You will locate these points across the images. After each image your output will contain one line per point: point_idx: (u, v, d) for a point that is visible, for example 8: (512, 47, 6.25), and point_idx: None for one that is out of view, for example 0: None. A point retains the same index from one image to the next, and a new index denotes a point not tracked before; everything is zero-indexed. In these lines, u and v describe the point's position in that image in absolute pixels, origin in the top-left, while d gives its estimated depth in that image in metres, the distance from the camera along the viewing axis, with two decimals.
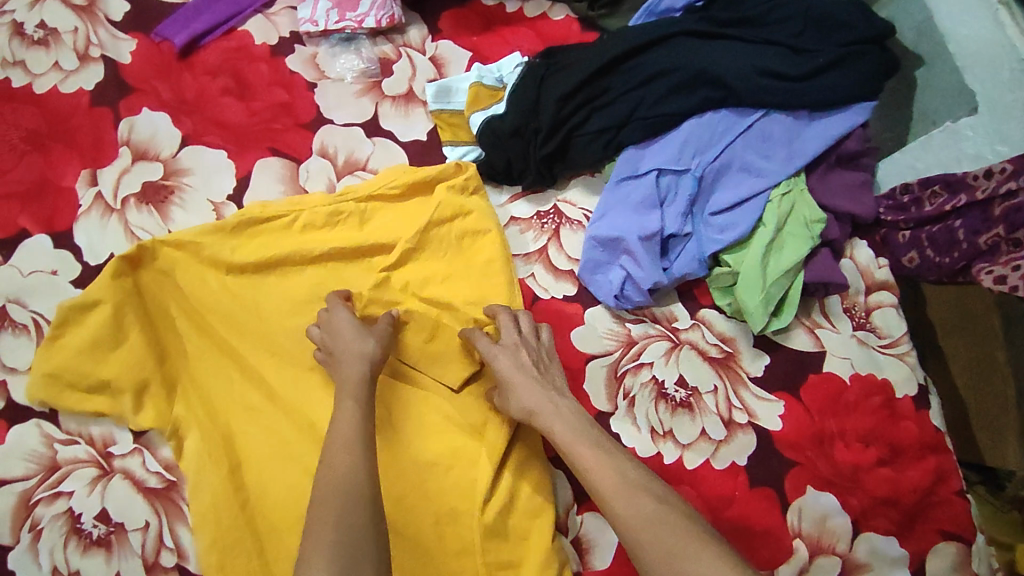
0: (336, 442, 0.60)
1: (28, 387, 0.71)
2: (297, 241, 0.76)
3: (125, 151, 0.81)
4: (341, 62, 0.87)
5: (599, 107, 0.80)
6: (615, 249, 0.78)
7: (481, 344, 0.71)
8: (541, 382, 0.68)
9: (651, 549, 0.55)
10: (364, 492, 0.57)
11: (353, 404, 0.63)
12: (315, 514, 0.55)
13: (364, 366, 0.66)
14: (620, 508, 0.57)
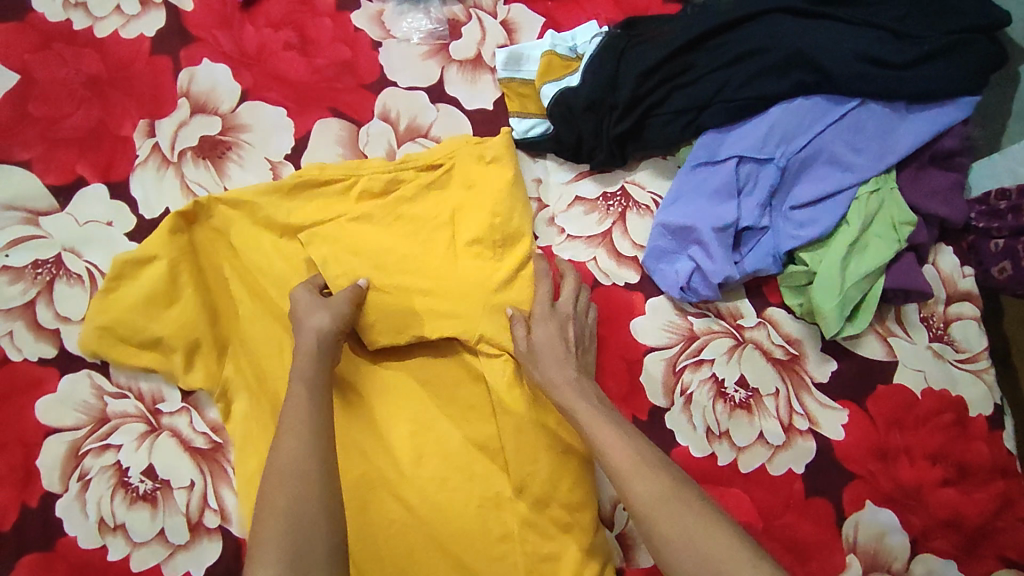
0: (284, 424, 0.59)
1: (81, 337, 0.70)
2: (348, 209, 0.74)
3: (184, 102, 0.79)
4: (408, 22, 0.83)
5: (681, 85, 0.74)
6: (684, 238, 0.74)
7: (539, 299, 0.71)
8: (571, 361, 0.67)
9: (665, 526, 0.53)
10: (311, 477, 0.56)
11: (299, 384, 0.62)
12: (283, 488, 0.55)
13: (314, 338, 0.64)
14: (635, 485, 0.55)
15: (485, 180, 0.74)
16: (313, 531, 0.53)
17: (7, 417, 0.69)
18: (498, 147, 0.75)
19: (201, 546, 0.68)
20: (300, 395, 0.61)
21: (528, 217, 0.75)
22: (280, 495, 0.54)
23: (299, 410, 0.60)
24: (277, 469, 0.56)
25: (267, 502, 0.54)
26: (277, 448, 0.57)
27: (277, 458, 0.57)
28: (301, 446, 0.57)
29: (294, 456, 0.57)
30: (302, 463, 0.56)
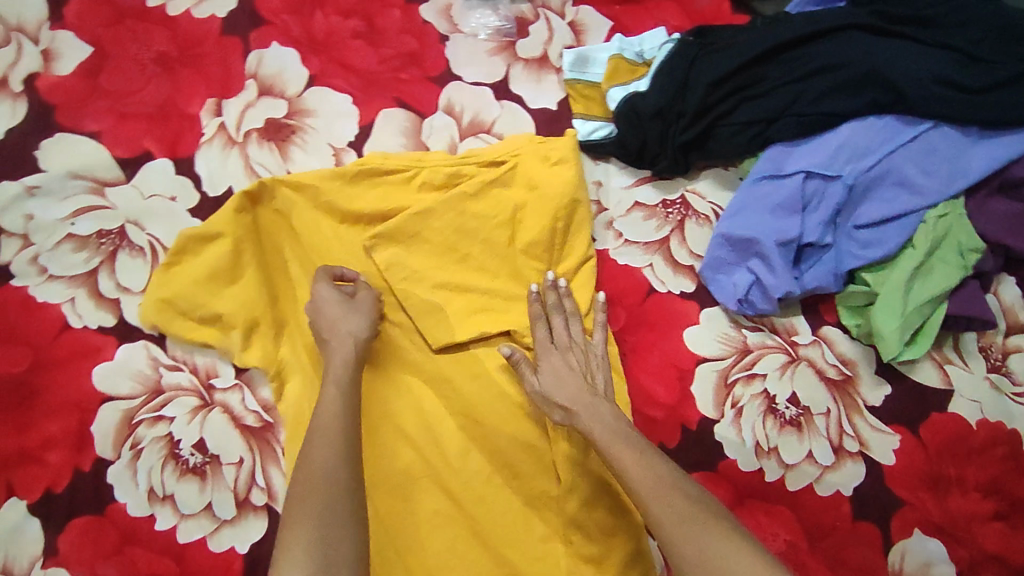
0: (315, 430, 0.59)
1: (141, 309, 0.71)
2: (410, 200, 0.75)
3: (252, 84, 0.80)
4: (477, 17, 0.83)
5: (751, 96, 0.74)
6: (744, 251, 0.73)
7: (539, 341, 0.69)
8: (580, 390, 0.64)
9: (685, 548, 0.52)
10: (340, 488, 0.55)
11: (333, 389, 0.63)
12: (311, 495, 0.54)
13: (350, 348, 0.66)
14: (654, 509, 0.54)
15: (549, 181, 0.74)
16: (343, 544, 0.53)
17: (66, 382, 0.72)
18: (563, 148, 0.75)
19: (247, 523, 0.69)
20: (334, 397, 0.62)
21: (589, 221, 0.75)
22: (312, 504, 0.54)
23: (331, 413, 0.60)
24: (308, 471, 0.56)
25: (295, 510, 0.54)
26: (307, 455, 0.57)
27: (308, 460, 0.57)
28: (332, 451, 0.57)
29: (326, 465, 0.56)
30: (332, 475, 0.56)
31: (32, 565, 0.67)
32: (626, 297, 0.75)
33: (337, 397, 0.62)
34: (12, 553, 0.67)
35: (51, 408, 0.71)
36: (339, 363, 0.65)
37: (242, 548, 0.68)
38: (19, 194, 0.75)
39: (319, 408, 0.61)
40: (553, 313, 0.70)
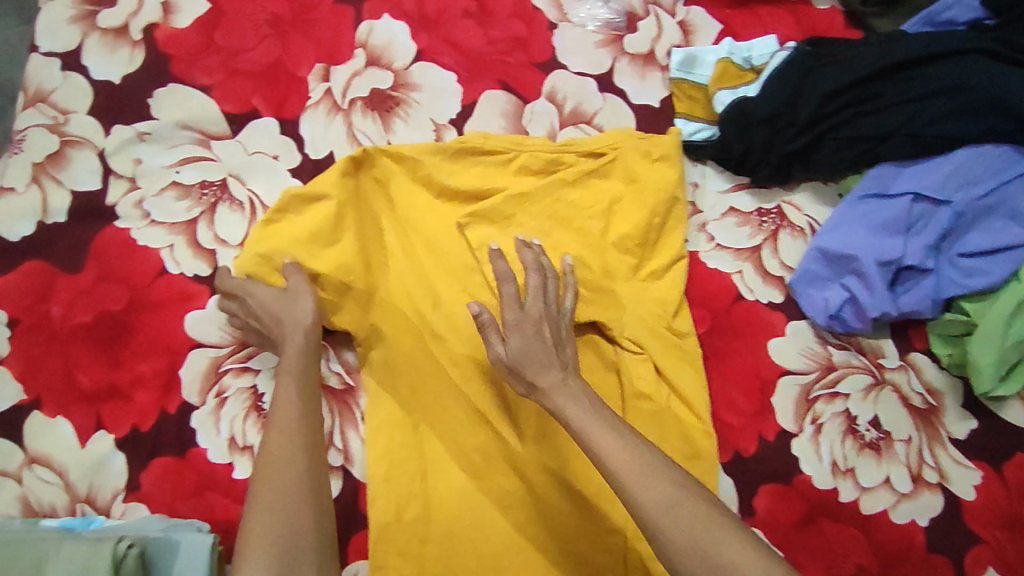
0: (273, 421, 0.64)
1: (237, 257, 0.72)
2: (505, 182, 0.76)
3: (361, 53, 0.80)
4: (587, 8, 0.83)
5: (864, 112, 0.73)
6: (841, 267, 0.73)
7: (507, 302, 0.62)
8: (552, 360, 0.59)
9: (676, 536, 0.49)
10: (298, 481, 0.61)
11: (287, 378, 0.66)
12: (264, 488, 0.59)
13: (300, 333, 0.68)
14: (639, 495, 0.50)
15: (648, 176, 0.74)
16: (301, 534, 0.58)
17: (159, 326, 0.75)
18: (667, 146, 0.75)
19: None
20: (292, 394, 0.65)
21: (684, 222, 0.75)
22: (267, 497, 0.59)
23: (288, 413, 0.64)
24: (272, 475, 0.60)
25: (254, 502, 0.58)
26: (265, 448, 0.62)
27: (269, 463, 0.61)
28: (290, 457, 0.62)
29: (282, 457, 0.61)
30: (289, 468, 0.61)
31: (115, 497, 0.71)
32: (714, 300, 0.75)
33: (293, 393, 0.66)
34: (96, 483, 0.71)
35: (143, 350, 0.74)
36: (294, 347, 0.68)
37: None
38: (131, 138, 0.78)
39: (278, 407, 0.65)
40: (530, 271, 0.64)
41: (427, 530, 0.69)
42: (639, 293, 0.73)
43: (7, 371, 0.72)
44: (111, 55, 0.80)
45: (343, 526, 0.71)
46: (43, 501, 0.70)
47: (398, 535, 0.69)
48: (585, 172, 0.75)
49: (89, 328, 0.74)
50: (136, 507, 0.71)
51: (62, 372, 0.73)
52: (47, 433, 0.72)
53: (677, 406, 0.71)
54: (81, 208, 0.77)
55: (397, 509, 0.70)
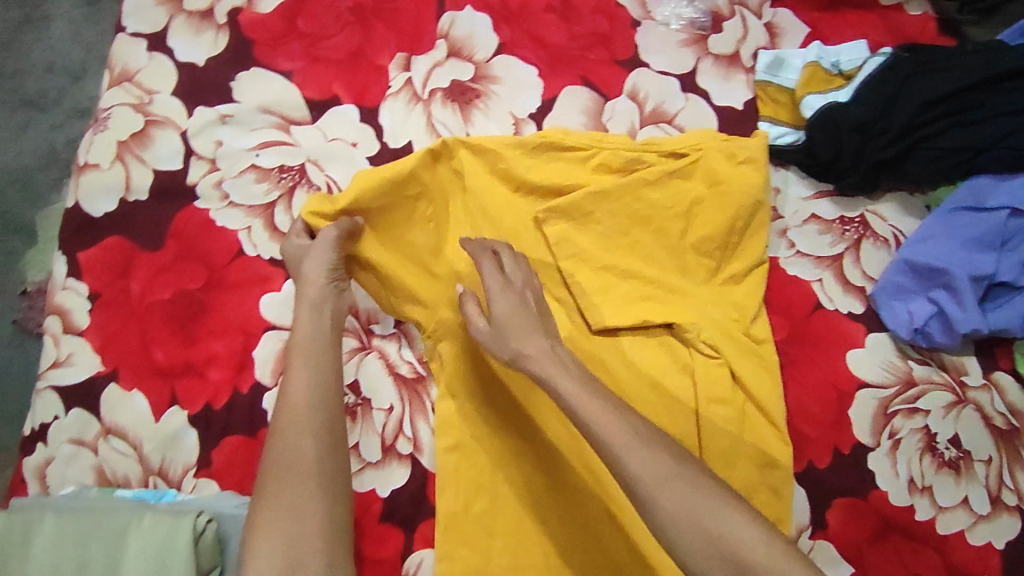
0: (282, 407, 0.62)
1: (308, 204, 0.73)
2: (585, 179, 0.75)
3: (442, 44, 0.80)
4: (671, 7, 0.82)
5: (962, 122, 0.72)
6: (929, 280, 0.72)
7: (488, 276, 0.65)
8: (530, 329, 0.62)
9: (673, 506, 0.50)
10: (307, 476, 0.59)
11: (298, 358, 0.64)
12: (271, 486, 0.58)
13: (310, 309, 0.67)
14: (632, 464, 0.52)
15: (734, 179, 0.73)
16: (311, 537, 0.57)
17: (233, 306, 0.75)
18: (753, 149, 0.74)
19: (390, 468, 0.72)
20: (303, 380, 0.63)
21: (767, 226, 0.74)
22: (273, 497, 0.58)
23: (298, 404, 0.62)
24: (279, 472, 0.59)
25: (261, 499, 0.58)
26: (274, 440, 0.61)
27: (277, 459, 0.60)
28: (295, 454, 0.60)
29: (291, 453, 0.60)
30: (298, 463, 0.59)
31: (186, 473, 0.71)
32: (793, 307, 0.74)
33: (304, 381, 0.63)
34: (169, 458, 0.72)
35: (217, 329, 0.75)
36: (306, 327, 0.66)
37: (382, 492, 0.71)
38: (214, 120, 0.79)
39: (286, 397, 0.62)
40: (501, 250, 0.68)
41: (494, 523, 0.69)
42: (716, 297, 0.72)
43: (86, 342, 0.74)
44: (196, 37, 0.81)
45: (410, 517, 0.71)
46: (117, 472, 0.71)
47: (467, 526, 0.69)
48: (666, 173, 0.73)
49: (167, 305, 0.75)
50: (206, 484, 0.71)
51: (138, 348, 0.74)
52: (122, 406, 0.73)
53: (751, 412, 0.70)
54: (162, 187, 0.77)
55: (466, 501, 0.70)
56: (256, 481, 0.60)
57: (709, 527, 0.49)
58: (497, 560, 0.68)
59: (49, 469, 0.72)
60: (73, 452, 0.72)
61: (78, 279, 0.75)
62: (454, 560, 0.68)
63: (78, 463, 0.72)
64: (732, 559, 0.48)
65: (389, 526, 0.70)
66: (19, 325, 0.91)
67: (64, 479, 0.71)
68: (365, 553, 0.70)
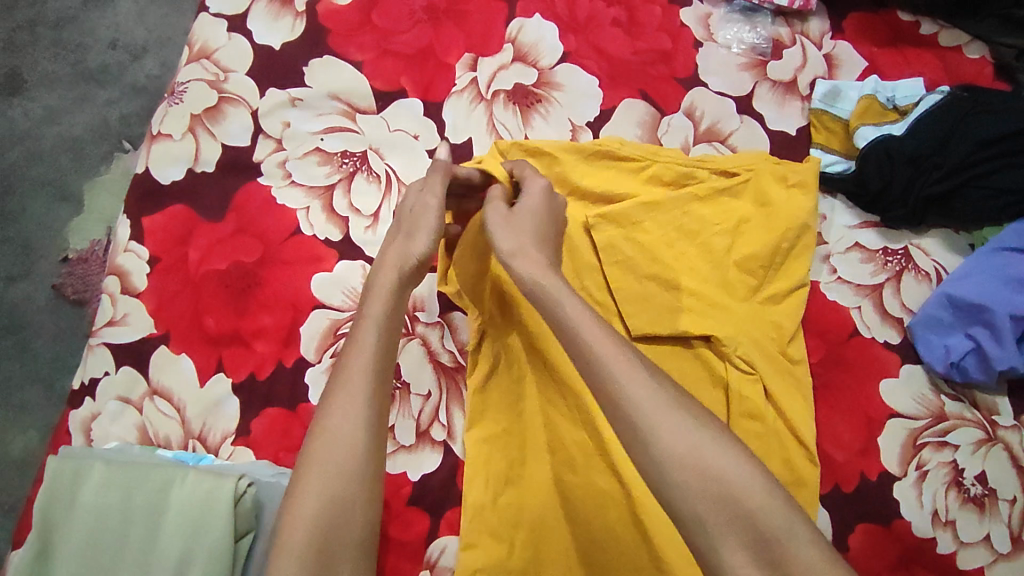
0: (341, 384, 0.59)
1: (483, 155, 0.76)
2: (637, 189, 0.76)
3: (509, 48, 0.83)
4: (734, 31, 0.85)
5: (1015, 164, 0.76)
6: (968, 316, 0.73)
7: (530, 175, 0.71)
8: (542, 240, 0.66)
9: (670, 439, 0.49)
10: (357, 465, 0.56)
11: (370, 331, 0.62)
12: (319, 463, 0.56)
13: (397, 263, 0.67)
14: (631, 390, 0.51)
15: (783, 203, 0.75)
16: (348, 534, 0.54)
17: (286, 281, 0.77)
18: (804, 173, 0.76)
19: (422, 453, 0.72)
20: (368, 344, 0.61)
21: (812, 250, 0.76)
22: (319, 480, 0.55)
23: (359, 366, 0.60)
24: (331, 434, 0.57)
25: (304, 479, 0.55)
26: (328, 417, 0.58)
27: (332, 418, 0.58)
28: (352, 417, 0.58)
29: (346, 435, 0.57)
30: (352, 447, 0.57)
31: (224, 440, 0.73)
32: (830, 332, 0.75)
33: (368, 347, 0.61)
34: (209, 424, 0.73)
35: (269, 302, 0.76)
36: (382, 305, 0.64)
37: (413, 476, 0.72)
38: (284, 102, 0.82)
39: (349, 358, 0.61)
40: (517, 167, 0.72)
41: (519, 516, 0.69)
42: (756, 314, 0.73)
43: (142, 305, 0.76)
44: (274, 23, 0.84)
45: (438, 503, 0.71)
46: (158, 433, 0.73)
47: (491, 517, 0.69)
48: (715, 190, 0.76)
49: (221, 275, 0.77)
50: (243, 452, 0.72)
51: (190, 313, 0.76)
52: (170, 368, 0.74)
53: (782, 431, 0.70)
54: (229, 161, 0.80)
55: (493, 493, 0.70)
56: (300, 458, 0.57)
57: (700, 461, 0.48)
58: (519, 554, 0.68)
59: (94, 424, 0.73)
60: (118, 409, 0.73)
61: (140, 244, 0.77)
62: (477, 550, 0.69)
63: (122, 421, 0.73)
64: (727, 501, 0.46)
65: (415, 510, 0.71)
66: (55, 290, 0.95)
67: (107, 435, 0.73)
68: (391, 534, 0.70)
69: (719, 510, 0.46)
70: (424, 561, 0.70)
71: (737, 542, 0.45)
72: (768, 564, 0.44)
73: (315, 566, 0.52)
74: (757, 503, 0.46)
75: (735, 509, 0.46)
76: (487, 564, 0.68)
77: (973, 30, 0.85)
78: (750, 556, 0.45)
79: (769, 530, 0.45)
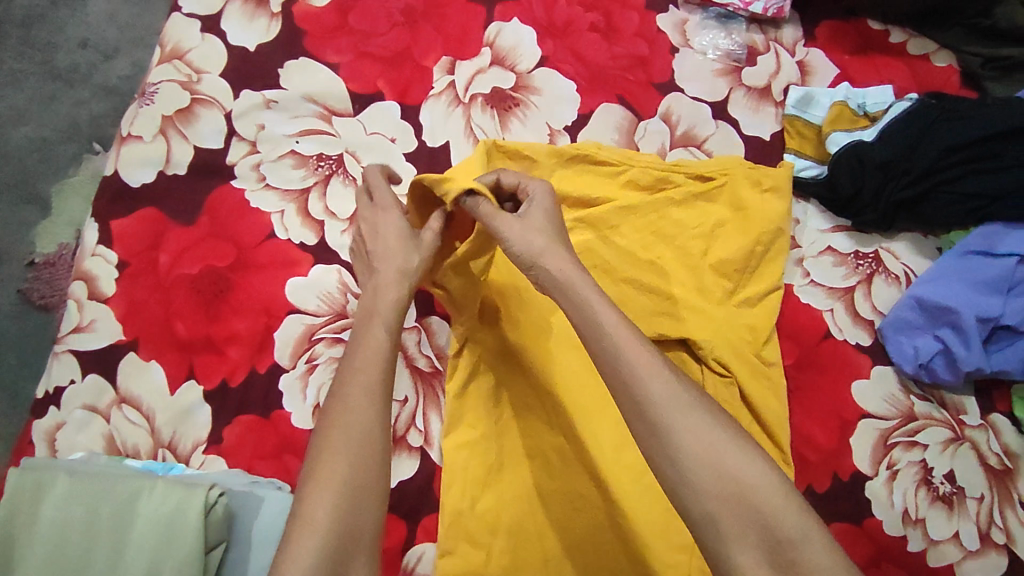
0: (351, 378, 0.58)
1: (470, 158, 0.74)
2: (614, 194, 0.77)
3: (487, 51, 0.83)
4: (709, 37, 0.86)
5: (981, 170, 0.78)
6: (936, 318, 0.75)
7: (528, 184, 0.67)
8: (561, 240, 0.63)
9: (688, 437, 0.49)
10: (373, 456, 0.54)
11: (380, 329, 0.61)
12: (332, 455, 0.53)
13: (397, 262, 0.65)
14: (655, 388, 0.51)
15: (757, 207, 0.76)
16: (363, 528, 0.51)
17: (260, 286, 0.76)
18: (777, 177, 0.77)
19: (400, 459, 0.72)
20: (380, 340, 0.60)
21: (786, 253, 0.77)
22: (334, 470, 0.52)
23: (372, 362, 0.59)
24: (345, 427, 0.54)
25: (319, 471, 0.52)
26: (339, 410, 0.56)
27: (346, 411, 0.55)
28: (369, 410, 0.56)
29: (360, 426, 0.55)
30: (367, 437, 0.54)
31: (196, 448, 0.71)
32: (803, 335, 0.77)
33: (377, 343, 0.60)
34: (180, 432, 0.71)
35: (242, 307, 0.75)
36: (390, 301, 0.63)
37: (390, 483, 0.71)
38: (258, 104, 0.81)
39: (358, 353, 0.59)
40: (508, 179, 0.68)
41: (498, 522, 0.69)
42: (732, 317, 0.74)
43: (110, 311, 0.74)
44: (249, 23, 0.83)
45: (415, 509, 0.71)
46: (127, 441, 0.71)
47: (469, 523, 0.69)
48: (690, 195, 0.76)
49: (193, 280, 0.75)
50: (215, 460, 0.71)
51: (161, 319, 0.74)
52: (140, 375, 0.72)
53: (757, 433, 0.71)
54: (201, 164, 0.79)
55: (472, 498, 0.69)
56: (309, 454, 0.54)
57: (717, 463, 0.48)
58: (497, 561, 0.68)
59: (59, 434, 0.71)
60: (84, 418, 0.71)
61: (108, 248, 0.76)
62: (455, 556, 0.68)
63: (89, 430, 0.71)
64: (743, 499, 0.47)
65: (393, 516, 0.70)
66: (21, 295, 0.93)
67: (72, 445, 0.71)
68: None
69: (730, 507, 0.47)
70: (401, 569, 0.69)
71: (748, 543, 0.46)
72: (777, 567, 0.46)
73: (335, 561, 0.49)
74: (769, 504, 0.47)
75: (748, 507, 0.47)
76: (466, 571, 0.67)
77: (940, 39, 0.88)
78: (760, 557, 0.46)
79: (783, 533, 0.46)
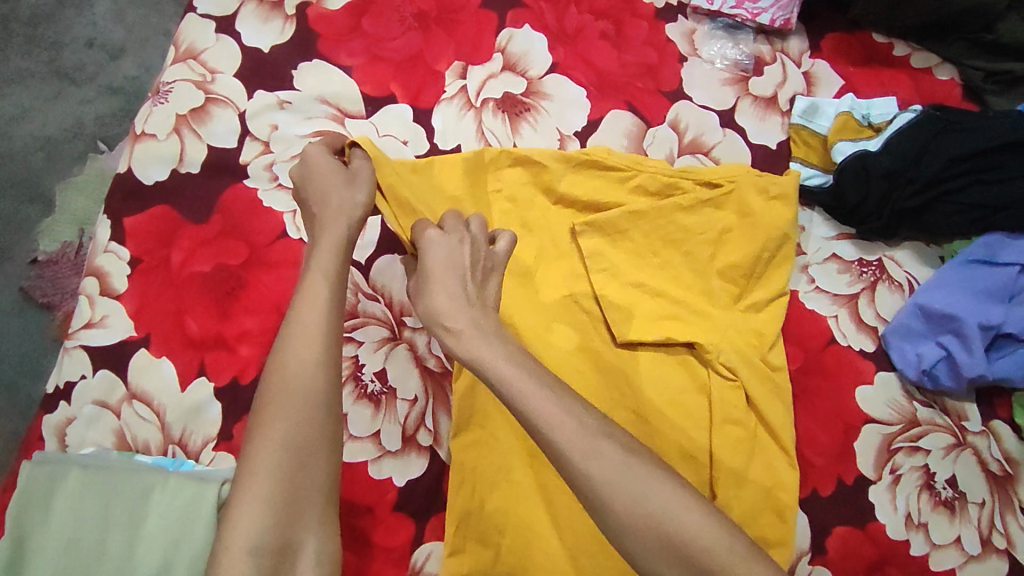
0: (293, 329, 0.57)
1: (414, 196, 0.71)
2: (623, 199, 0.77)
3: (499, 57, 0.84)
4: (717, 47, 0.88)
5: (984, 180, 0.80)
6: (939, 325, 0.76)
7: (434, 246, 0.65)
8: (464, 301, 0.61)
9: (618, 504, 0.49)
10: (315, 406, 0.55)
11: (318, 276, 0.60)
12: (272, 408, 0.54)
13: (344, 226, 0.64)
14: (588, 465, 0.50)
15: (764, 214, 0.77)
16: (312, 477, 0.53)
17: (271, 284, 0.76)
18: (785, 186, 0.78)
19: (409, 458, 0.72)
20: (318, 289, 0.59)
21: (792, 261, 0.78)
22: (276, 425, 0.53)
23: (310, 311, 0.58)
24: (284, 380, 0.55)
25: (262, 424, 0.54)
26: (281, 362, 0.56)
27: (285, 367, 0.56)
28: (307, 362, 0.56)
29: (301, 378, 0.55)
30: (310, 388, 0.55)
31: (205, 445, 0.71)
32: (808, 340, 0.78)
33: (318, 292, 0.59)
34: (190, 428, 0.72)
35: (254, 305, 0.75)
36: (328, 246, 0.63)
37: (399, 482, 0.71)
38: (272, 104, 0.81)
39: (299, 301, 0.59)
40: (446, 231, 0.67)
41: (506, 521, 0.69)
42: (738, 319, 0.75)
43: (122, 307, 0.74)
44: (264, 25, 0.84)
45: (423, 508, 0.71)
46: (137, 438, 0.71)
47: (477, 525, 0.69)
48: (698, 201, 0.77)
49: (205, 278, 0.76)
50: (225, 457, 0.71)
51: (173, 316, 0.74)
52: (150, 372, 0.73)
53: (761, 435, 0.72)
54: (215, 162, 0.79)
55: (480, 499, 0.70)
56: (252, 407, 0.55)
57: (661, 529, 0.48)
58: (506, 560, 0.69)
59: (69, 428, 0.71)
60: (94, 414, 0.72)
61: (120, 244, 0.76)
62: (464, 556, 0.69)
63: (99, 425, 0.71)
64: (676, 550, 0.48)
65: (401, 515, 0.71)
66: (23, 293, 0.93)
67: (83, 440, 0.71)
68: (375, 540, 0.70)
69: (673, 562, 0.48)
70: (409, 567, 0.69)
71: None
72: None
73: (281, 517, 0.51)
74: (708, 553, 0.48)
75: (689, 561, 0.48)
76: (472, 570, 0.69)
77: (943, 52, 0.90)
78: None
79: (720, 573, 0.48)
